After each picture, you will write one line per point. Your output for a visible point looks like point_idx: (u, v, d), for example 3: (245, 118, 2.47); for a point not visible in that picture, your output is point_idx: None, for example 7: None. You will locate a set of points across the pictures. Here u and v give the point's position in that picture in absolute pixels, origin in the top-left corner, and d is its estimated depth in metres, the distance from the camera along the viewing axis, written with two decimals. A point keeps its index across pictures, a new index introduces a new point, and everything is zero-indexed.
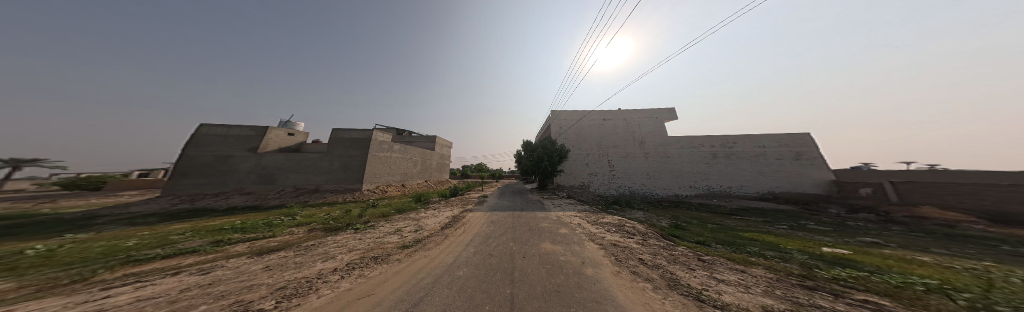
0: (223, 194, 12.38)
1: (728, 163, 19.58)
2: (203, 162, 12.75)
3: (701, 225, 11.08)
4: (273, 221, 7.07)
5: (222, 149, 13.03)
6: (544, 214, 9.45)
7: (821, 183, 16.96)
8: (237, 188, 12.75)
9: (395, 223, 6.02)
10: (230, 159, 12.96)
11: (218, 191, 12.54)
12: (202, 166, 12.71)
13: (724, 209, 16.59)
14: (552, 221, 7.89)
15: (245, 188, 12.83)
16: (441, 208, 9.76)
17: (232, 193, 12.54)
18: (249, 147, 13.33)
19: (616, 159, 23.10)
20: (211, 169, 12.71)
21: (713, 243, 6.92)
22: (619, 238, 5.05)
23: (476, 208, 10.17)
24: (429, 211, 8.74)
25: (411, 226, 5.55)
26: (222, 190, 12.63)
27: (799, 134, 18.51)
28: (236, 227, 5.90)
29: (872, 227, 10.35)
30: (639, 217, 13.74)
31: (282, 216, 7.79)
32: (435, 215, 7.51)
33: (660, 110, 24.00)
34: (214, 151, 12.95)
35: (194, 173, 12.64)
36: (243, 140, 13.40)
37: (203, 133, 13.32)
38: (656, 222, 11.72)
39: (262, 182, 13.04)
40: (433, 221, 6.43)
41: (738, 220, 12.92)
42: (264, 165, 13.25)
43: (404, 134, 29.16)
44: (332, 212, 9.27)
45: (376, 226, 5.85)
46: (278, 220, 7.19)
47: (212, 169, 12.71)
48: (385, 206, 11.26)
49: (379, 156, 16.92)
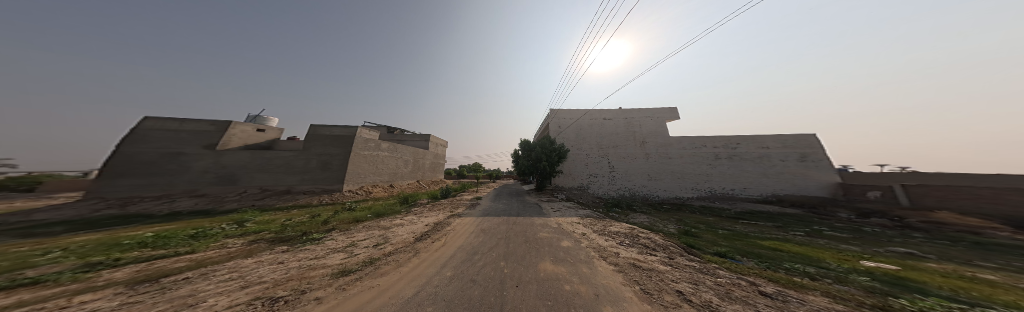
0: (171, 197, 10.85)
1: (731, 165, 18.98)
2: (148, 160, 11.20)
3: (711, 231, 10.17)
4: (210, 230, 5.77)
5: (172, 146, 11.50)
6: (542, 220, 8.37)
7: (828, 185, 16.35)
8: (189, 189, 11.26)
9: (355, 234, 4.74)
10: (182, 157, 11.46)
11: (165, 193, 11.01)
12: (149, 165, 11.19)
13: (728, 213, 15.91)
14: (550, 230, 6.78)
15: (199, 190, 11.34)
16: (424, 212, 8.55)
17: (181, 196, 11.04)
18: (207, 143, 11.90)
19: (616, 160, 22.33)
20: (158, 169, 11.19)
21: (738, 255, 5.93)
22: (637, 255, 3.97)
23: (466, 212, 8.98)
24: (409, 216, 7.52)
25: (372, 239, 4.30)
26: (169, 192, 11.10)
27: (804, 135, 18.00)
28: (147, 239, 4.60)
29: (892, 234, 9.64)
30: (643, 222, 12.72)
31: (226, 224, 6.45)
32: (413, 222, 6.29)
33: (662, 110, 23.34)
34: (161, 148, 11.41)
35: (134, 173, 11.04)
36: (199, 135, 11.99)
37: (149, 127, 11.75)
38: (663, 228, 10.73)
39: (220, 183, 11.57)
40: (406, 231, 5.21)
41: (747, 225, 12.12)
42: (224, 164, 11.80)
43: (396, 132, 27.81)
44: (297, 217, 7.99)
45: (329, 238, 4.60)
46: (218, 229, 5.89)
47: (160, 168, 11.20)
48: (364, 210, 9.99)
49: (363, 154, 15.57)
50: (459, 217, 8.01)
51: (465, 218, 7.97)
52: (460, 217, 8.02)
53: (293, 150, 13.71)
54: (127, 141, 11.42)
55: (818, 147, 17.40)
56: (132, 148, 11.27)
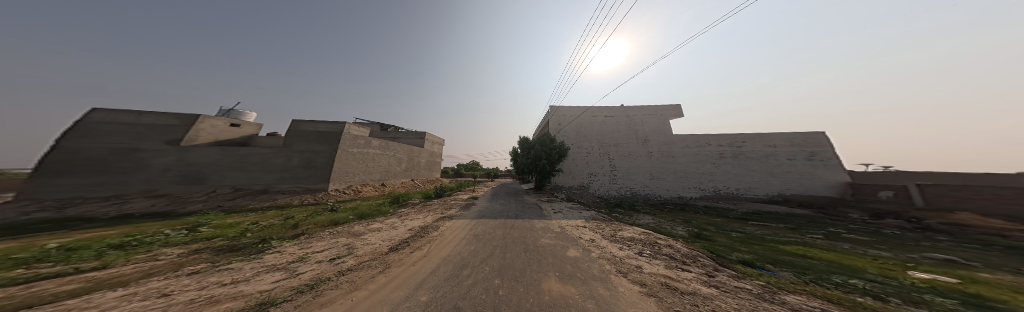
0: (124, 198, 9.88)
1: (736, 164, 18.39)
2: (96, 157, 10.14)
3: (723, 234, 9.48)
4: (148, 238, 4.87)
5: (126, 141, 10.49)
6: (543, 223, 7.57)
7: (837, 185, 15.77)
8: (147, 189, 10.27)
9: (316, 243, 3.88)
10: (137, 154, 10.48)
11: (117, 193, 10.00)
12: (97, 162, 10.12)
13: (735, 213, 15.36)
14: (553, 236, 5.96)
15: (159, 190, 10.34)
16: (414, 213, 7.74)
17: (136, 197, 10.05)
18: (166, 139, 10.92)
19: (617, 159, 21.64)
20: (109, 167, 10.15)
21: (767, 263, 5.19)
22: (665, 270, 3.16)
23: (459, 214, 8.13)
24: (394, 218, 6.64)
25: (332, 251, 3.46)
26: (121, 192, 10.08)
27: (813, 133, 17.35)
28: (42, 256, 3.68)
29: (916, 237, 8.99)
30: (649, 224, 12.02)
31: (170, 230, 5.49)
32: (395, 226, 5.42)
33: (666, 107, 22.61)
34: (111, 143, 10.34)
35: (80, 171, 9.94)
36: (157, 130, 11.00)
37: (97, 121, 10.60)
38: (671, 231, 10.00)
39: (182, 182, 10.56)
40: (380, 238, 4.33)
41: (756, 226, 11.47)
42: (189, 161, 10.82)
43: (390, 130, 26.78)
44: (268, 219, 7.10)
45: (281, 248, 3.71)
46: (158, 237, 4.98)
47: (110, 166, 10.18)
48: (346, 211, 9.08)
49: (351, 152, 14.68)
50: (451, 219, 7.18)
51: (458, 221, 7.15)
52: (452, 219, 7.19)
53: (272, 146, 12.70)
54: (74, 135, 10.34)
55: (827, 145, 16.76)
56: (78, 144, 10.17)
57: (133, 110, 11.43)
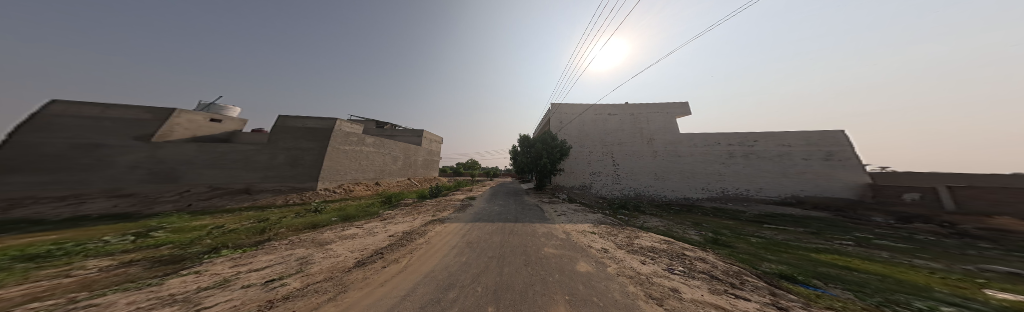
0: (82, 199, 9.24)
1: (747, 164, 17.53)
2: (53, 154, 9.56)
3: (742, 239, 8.67)
4: (72, 248, 3.93)
5: (89, 136, 10.05)
6: (546, 228, 6.84)
7: (856, 186, 14.87)
8: (111, 188, 9.66)
9: (266, 254, 2.85)
10: (99, 150, 9.98)
11: (76, 192, 9.33)
12: (57, 158, 9.56)
13: (747, 216, 14.54)
14: (559, 244, 5.18)
15: (125, 189, 9.75)
16: (404, 215, 7.01)
17: (99, 196, 9.44)
18: (137, 133, 10.73)
19: (621, 158, 20.86)
20: (71, 163, 9.57)
21: (809, 277, 4.44)
22: (718, 299, 2.35)
23: (453, 216, 7.38)
24: (379, 221, 5.88)
25: (275, 269, 2.39)
26: (81, 191, 9.42)
27: (831, 131, 16.38)
28: None
29: (958, 244, 8.16)
30: (657, 227, 11.31)
31: (110, 236, 4.63)
32: (374, 232, 4.61)
33: (672, 105, 21.77)
34: (71, 138, 9.87)
35: (38, 168, 9.34)
36: (125, 124, 10.77)
37: (58, 116, 10.22)
38: (684, 236, 9.27)
39: (153, 180, 10.16)
40: (349, 248, 3.48)
41: (773, 230, 10.65)
42: (162, 158, 10.50)
43: (386, 127, 26.10)
44: (241, 221, 6.42)
45: (214, 262, 2.82)
46: (86, 246, 4.05)
47: (72, 163, 9.59)
48: (333, 212, 8.44)
49: (342, 149, 14.07)
50: (444, 222, 6.39)
51: (451, 224, 6.40)
52: (445, 223, 6.41)
53: (255, 143, 12.00)
54: (35, 130, 9.83)
55: (846, 145, 15.78)
56: (38, 139, 9.70)
57: (95, 102, 11.14)
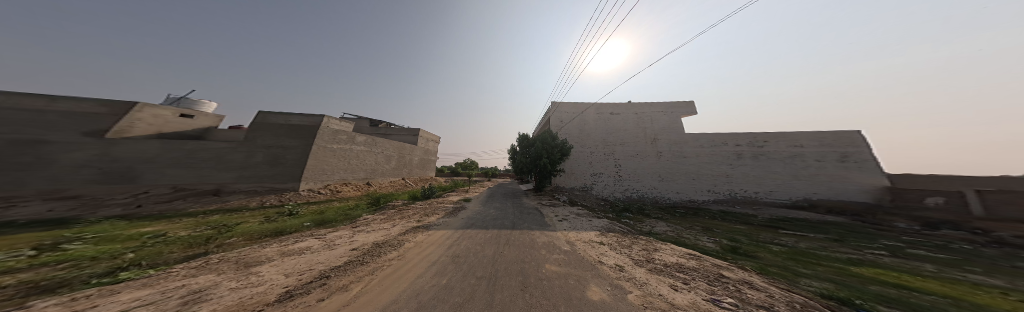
0: (14, 202, 8.52)
1: (756, 165, 16.74)
2: None
3: (764, 247, 7.79)
4: None
5: (32, 132, 9.29)
6: (547, 237, 5.96)
7: (872, 189, 14.12)
8: (49, 189, 8.92)
9: (138, 290, 1.94)
10: (40, 146, 9.20)
11: (6, 195, 8.62)
12: None
13: (758, 220, 13.80)
14: (562, 259, 4.34)
15: (68, 190, 9.03)
16: (385, 220, 6.14)
17: (32, 199, 8.73)
18: (87, 129, 10.01)
19: (623, 159, 20.08)
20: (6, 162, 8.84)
21: (871, 300, 3.57)
22: None
23: (441, 222, 6.51)
24: (351, 228, 4.99)
25: None
26: (18, 193, 8.71)
27: (846, 132, 15.58)
28: None
29: (1000, 255, 7.38)
30: (665, 232, 10.47)
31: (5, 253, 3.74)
32: (334, 245, 3.73)
33: (678, 103, 21.03)
34: (12, 135, 9.15)
35: None
36: (77, 120, 10.08)
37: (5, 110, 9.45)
38: (696, 243, 8.41)
39: (105, 180, 9.53)
40: (281, 272, 2.58)
41: (792, 237, 9.82)
42: (116, 156, 9.92)
43: (381, 126, 25.28)
44: (193, 228, 5.55)
45: (62, 298, 1.94)
46: None
47: (8, 162, 8.86)
48: (309, 216, 7.56)
49: (330, 148, 13.26)
50: (430, 230, 5.52)
51: (438, 233, 5.53)
52: (430, 231, 5.53)
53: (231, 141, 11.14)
54: None
55: (862, 145, 14.97)
56: None
57: (44, 95, 10.40)
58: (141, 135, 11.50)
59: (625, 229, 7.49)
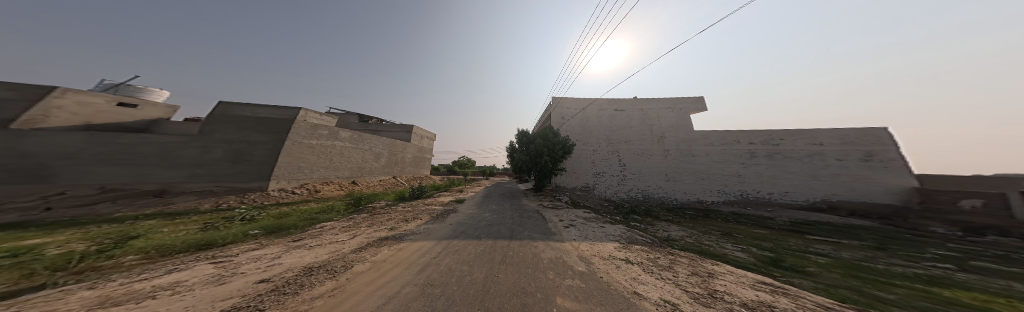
0: None
1: (770, 164, 15.68)
2: None
3: (810, 259, 6.53)
4: None
5: None
6: (554, 253, 4.66)
7: (899, 191, 13.10)
8: None
9: None
10: None
11: None
12: None
13: (777, 224, 12.73)
14: (580, 289, 3.08)
15: None
16: (345, 227, 4.59)
17: None
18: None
19: (628, 158, 18.91)
20: None
21: None
22: None
23: (421, 231, 5.07)
24: (287, 241, 3.46)
25: None
26: None
27: (871, 129, 14.40)
28: None
29: None
30: (683, 238, 9.21)
31: None
32: (235, 267, 2.29)
33: (687, 99, 19.86)
34: None
35: None
36: None
37: None
38: (725, 253, 7.14)
39: (16, 179, 8.16)
40: None
41: (827, 244, 8.69)
42: (22, 151, 8.41)
43: (371, 122, 23.87)
44: (87, 240, 4.11)
45: None
46: None
47: None
48: (266, 221, 6.17)
49: (307, 144, 12.27)
50: (400, 246, 4.02)
51: (410, 248, 4.07)
52: (399, 246, 4.06)
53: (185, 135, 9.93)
54: None
55: (889, 144, 13.85)
56: None
57: None
58: (59, 127, 9.96)
59: (647, 237, 6.16)
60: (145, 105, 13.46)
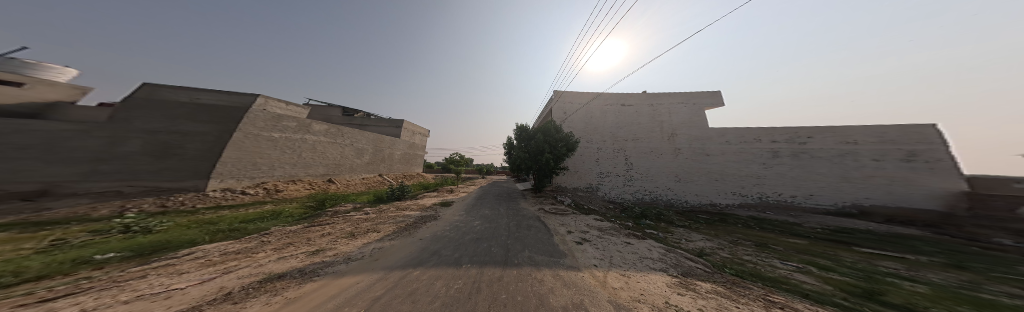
0: None
1: (795, 165, 14.17)
2: None
3: (907, 289, 4.87)
4: None
5: None
6: (570, 296, 2.84)
7: (944, 196, 11.62)
8: None
9: None
10: None
11: None
12: None
13: (807, 230, 11.25)
14: None
15: None
16: (228, 254, 2.61)
17: None
18: None
19: (636, 157, 17.28)
20: None
21: None
22: None
23: (362, 256, 3.18)
24: (12, 304, 1.55)
25: None
26: None
27: (915, 126, 12.83)
28: None
29: None
30: (715, 252, 7.49)
31: None
32: None
33: (700, 94, 18.37)
34: None
35: None
36: None
37: None
38: (784, 277, 5.42)
39: None
40: None
41: (898, 262, 7.00)
42: None
43: (357, 116, 21.98)
44: None
45: None
46: None
47: None
48: (168, 233, 4.20)
49: (264, 136, 10.52)
50: (297, 296, 1.93)
51: (315, 298, 2.03)
52: (289, 297, 1.95)
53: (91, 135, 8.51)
54: None
55: (937, 143, 12.27)
56: None
57: None
58: None
59: (697, 262, 4.36)
60: (37, 83, 11.27)
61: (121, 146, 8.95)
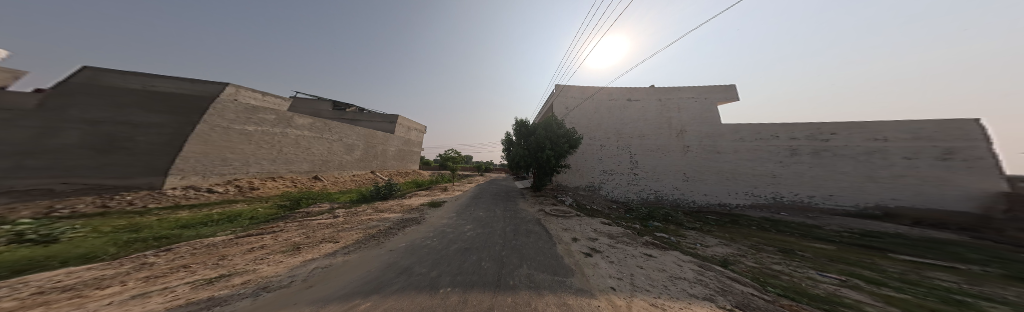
0: None
1: (815, 163, 13.18)
2: None
3: None
4: None
5: None
6: None
7: (983, 197, 10.61)
8: None
9: None
10: None
11: None
12: None
13: (827, 234, 10.37)
14: None
15: None
16: (43, 293, 1.62)
17: None
18: None
19: (642, 154, 16.32)
20: None
21: None
22: None
23: (290, 282, 2.24)
24: None
25: None
26: None
27: (953, 122, 11.73)
28: None
29: None
30: (739, 261, 6.57)
31: None
32: None
33: (713, 89, 17.28)
34: None
35: None
36: None
37: None
38: (837, 295, 4.45)
39: None
40: None
41: (959, 275, 5.99)
42: None
43: (349, 110, 21.04)
44: None
45: None
46: None
47: None
48: (63, 245, 3.29)
49: (236, 130, 9.88)
50: None
51: None
52: None
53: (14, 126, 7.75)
54: None
55: (978, 140, 11.17)
56: None
57: None
58: None
59: (742, 283, 3.43)
60: None
61: (54, 138, 8.27)
